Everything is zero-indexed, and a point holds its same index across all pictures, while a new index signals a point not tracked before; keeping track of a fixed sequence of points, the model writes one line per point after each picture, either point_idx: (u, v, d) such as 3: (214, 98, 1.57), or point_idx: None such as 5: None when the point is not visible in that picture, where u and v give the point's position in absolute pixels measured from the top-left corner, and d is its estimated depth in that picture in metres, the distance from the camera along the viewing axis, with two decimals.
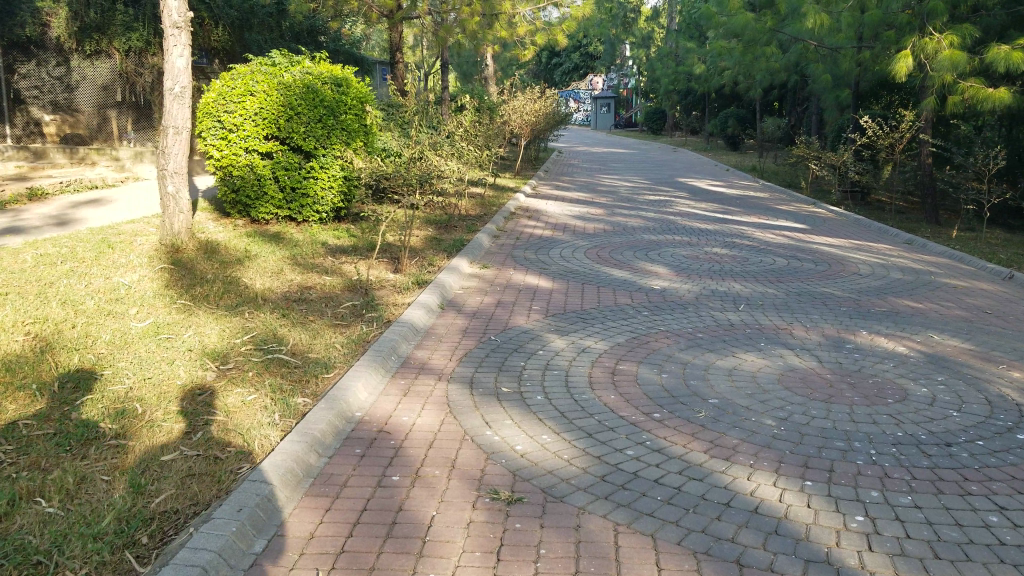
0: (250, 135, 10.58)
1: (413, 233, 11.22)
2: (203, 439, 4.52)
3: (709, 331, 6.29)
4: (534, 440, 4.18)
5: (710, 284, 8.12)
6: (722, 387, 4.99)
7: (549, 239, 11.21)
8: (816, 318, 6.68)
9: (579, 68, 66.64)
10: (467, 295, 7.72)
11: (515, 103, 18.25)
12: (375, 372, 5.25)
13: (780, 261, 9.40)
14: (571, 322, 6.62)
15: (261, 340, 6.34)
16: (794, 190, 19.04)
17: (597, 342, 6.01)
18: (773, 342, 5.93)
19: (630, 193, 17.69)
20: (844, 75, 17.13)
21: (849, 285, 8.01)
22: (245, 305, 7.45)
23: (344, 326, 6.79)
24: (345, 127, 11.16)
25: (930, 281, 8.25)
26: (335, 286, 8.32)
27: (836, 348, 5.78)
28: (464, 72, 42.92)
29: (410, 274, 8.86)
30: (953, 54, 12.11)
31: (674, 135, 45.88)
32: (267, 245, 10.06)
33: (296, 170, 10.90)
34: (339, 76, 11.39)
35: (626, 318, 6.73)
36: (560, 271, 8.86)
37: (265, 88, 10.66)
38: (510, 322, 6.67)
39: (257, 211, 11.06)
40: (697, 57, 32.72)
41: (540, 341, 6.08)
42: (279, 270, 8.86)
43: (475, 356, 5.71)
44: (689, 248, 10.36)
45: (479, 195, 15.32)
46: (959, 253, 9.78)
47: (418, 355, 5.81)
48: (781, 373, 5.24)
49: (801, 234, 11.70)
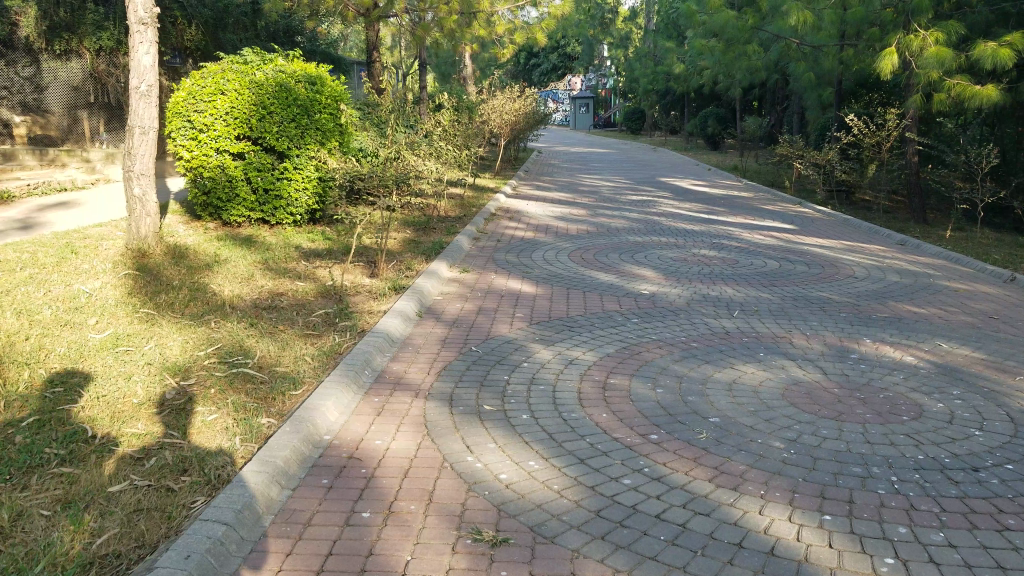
0: (221, 135, 10.12)
1: (390, 236, 10.79)
2: (158, 466, 4.05)
3: (704, 339, 5.94)
4: (519, 467, 3.80)
5: (700, 288, 7.77)
6: (721, 404, 4.62)
7: (531, 241, 10.83)
8: (816, 325, 6.35)
9: (558, 68, 66.30)
10: (446, 301, 7.32)
11: (494, 102, 17.84)
12: (346, 389, 4.83)
13: (772, 263, 9.08)
14: (558, 330, 6.25)
15: (225, 352, 5.90)
16: (779, 190, 18.78)
17: (585, 353, 5.63)
18: (774, 352, 5.59)
19: (613, 193, 17.33)
20: (829, 74, 16.90)
21: (846, 289, 7.70)
22: (210, 314, 6.98)
23: (315, 337, 6.37)
24: (320, 127, 10.71)
25: (929, 283, 7.96)
26: (308, 292, 7.89)
27: (842, 359, 5.45)
28: (442, 72, 42.39)
29: (386, 279, 8.44)
30: (939, 51, 11.75)
31: (653, 135, 45.71)
32: (239, 248, 9.59)
33: (270, 171, 10.43)
34: (313, 75, 10.96)
35: (615, 326, 6.36)
36: (543, 275, 8.47)
37: (236, 86, 10.23)
38: (492, 330, 6.28)
39: (229, 213, 10.57)
40: (677, 56, 32.43)
41: (524, 352, 5.68)
42: (249, 276, 8.40)
43: (454, 370, 5.30)
44: (676, 250, 10.01)
45: (458, 196, 14.92)
46: (955, 254, 9.51)
47: (393, 368, 5.40)
48: (784, 388, 4.89)
49: (791, 235, 11.41)
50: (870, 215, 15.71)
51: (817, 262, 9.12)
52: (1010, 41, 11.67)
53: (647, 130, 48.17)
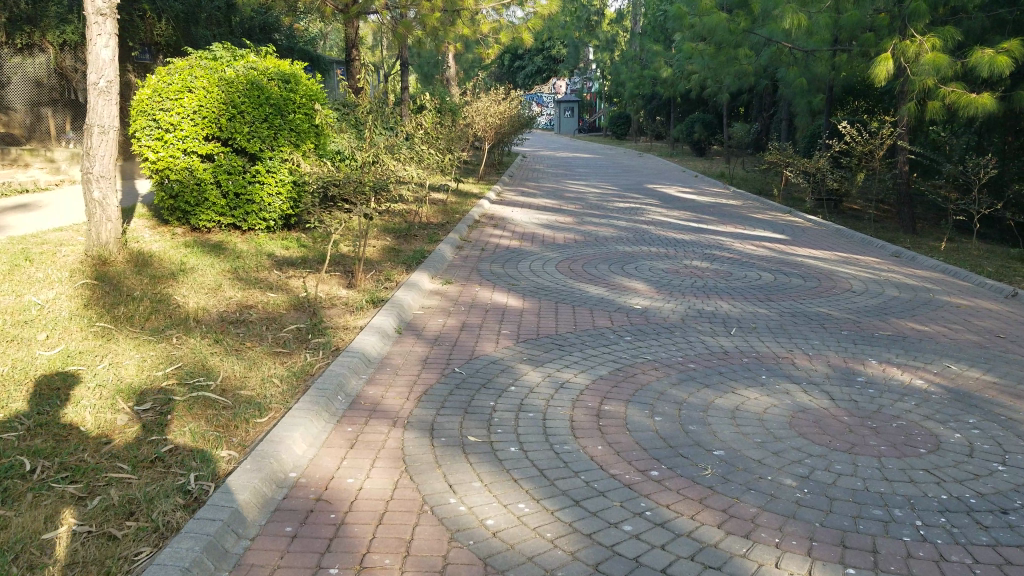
0: (188, 135, 9.66)
1: (369, 244, 10.36)
2: (100, 508, 3.59)
3: (702, 361, 5.58)
4: (508, 510, 3.40)
5: (694, 303, 7.44)
6: (725, 435, 4.24)
7: (517, 250, 10.46)
8: (817, 345, 6.02)
9: (542, 72, 66.10)
10: (427, 316, 6.90)
11: (478, 104, 17.47)
12: (316, 417, 4.40)
13: (766, 276, 8.78)
14: (546, 349, 5.86)
15: (184, 372, 5.45)
16: (765, 198, 18.61)
17: (577, 376, 5.24)
18: (777, 376, 5.24)
19: (598, 200, 17.03)
20: (816, 80, 16.75)
21: (844, 304, 7.40)
22: (172, 329, 6.51)
23: (284, 355, 5.94)
24: (294, 128, 10.22)
25: (929, 299, 7.68)
26: (279, 304, 7.44)
27: (848, 383, 5.10)
28: (426, 74, 42.09)
29: (364, 290, 8.02)
30: (935, 58, 11.61)
31: (637, 140, 45.64)
32: (208, 256, 9.10)
33: (240, 174, 9.94)
34: (287, 71, 10.48)
35: (607, 345, 5.99)
36: (530, 287, 8.09)
37: (205, 84, 9.77)
38: (477, 350, 5.87)
39: (198, 218, 10.07)
40: (663, 61, 32.28)
41: (511, 374, 5.28)
42: (216, 287, 7.91)
43: (435, 395, 4.89)
44: (666, 261, 9.68)
45: (441, 202, 14.53)
46: (952, 267, 9.27)
47: (369, 393, 4.97)
48: (792, 416, 4.52)
49: (782, 245, 11.13)
50: (856, 224, 15.56)
51: (811, 275, 8.84)
52: (1007, 47, 11.56)
53: (630, 134, 48.13)
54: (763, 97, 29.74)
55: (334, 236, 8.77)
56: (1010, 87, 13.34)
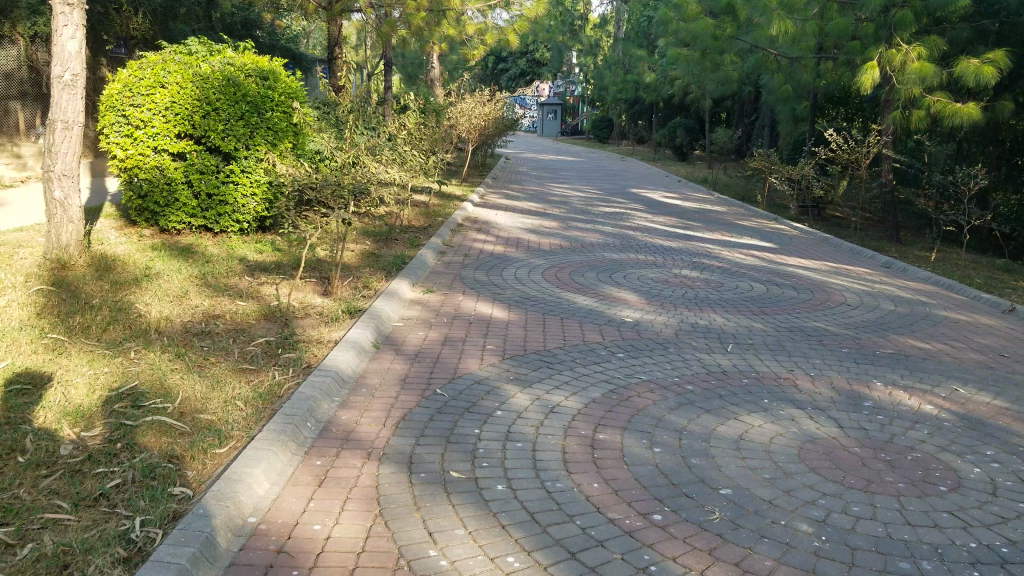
0: (159, 133, 9.18)
1: (346, 248, 9.92)
2: (29, 559, 3.17)
3: (698, 382, 5.24)
4: (495, 565, 3.03)
5: (686, 315, 7.11)
6: (731, 471, 3.89)
7: (501, 256, 10.09)
8: (819, 364, 5.70)
9: (525, 74, 65.76)
10: (407, 329, 6.50)
11: (462, 105, 17.08)
12: (283, 450, 4.00)
13: (759, 287, 8.49)
14: (534, 367, 5.49)
15: (140, 393, 5.00)
16: (750, 204, 18.41)
17: (567, 399, 4.87)
18: (781, 400, 4.89)
19: (583, 204, 16.71)
20: (804, 87, 16.56)
21: (842, 319, 7.11)
22: (131, 342, 6.06)
23: (251, 373, 5.51)
24: (271, 127, 9.75)
25: (927, 313, 7.41)
26: (248, 314, 6.99)
27: (856, 408, 4.76)
28: (409, 74, 41.68)
29: (340, 299, 7.60)
30: (922, 67, 11.41)
31: (620, 144, 45.45)
32: (175, 260, 8.61)
33: (213, 174, 9.46)
34: (265, 68, 10.02)
35: (598, 363, 5.63)
36: (515, 297, 7.73)
37: (178, 79, 9.29)
38: (460, 368, 5.48)
39: (167, 220, 9.55)
40: (647, 65, 32.06)
41: (497, 397, 4.90)
42: (182, 294, 7.45)
43: (414, 421, 4.49)
44: (656, 270, 9.36)
45: (423, 205, 14.11)
46: (945, 279, 9.04)
47: (341, 418, 4.56)
48: (800, 448, 4.19)
49: (773, 254, 10.86)
50: (844, 231, 15.36)
51: (805, 286, 8.55)
52: (992, 57, 11.34)
53: (613, 138, 47.95)
54: (746, 103, 29.61)
55: (308, 241, 8.34)
56: (994, 96, 13.19)
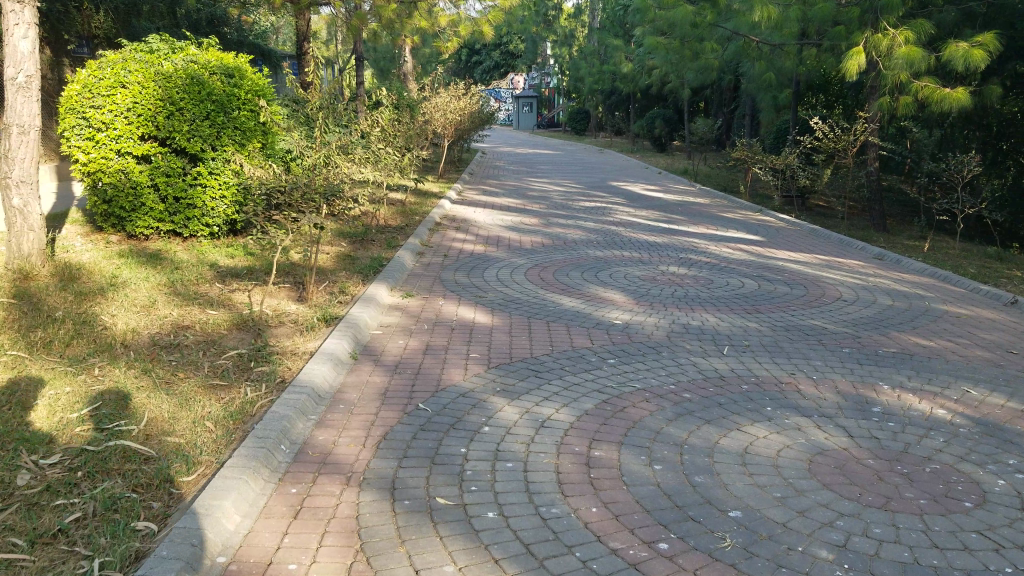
0: (122, 134, 8.75)
1: (321, 250, 9.56)
2: None
3: (696, 389, 4.96)
4: None
5: (677, 316, 6.83)
6: (739, 489, 3.60)
7: (482, 256, 9.78)
8: (821, 366, 5.44)
9: (500, 67, 65.20)
10: (386, 337, 6.15)
11: (438, 100, 16.69)
12: (254, 478, 3.64)
13: (749, 283, 8.22)
14: (522, 377, 5.17)
15: (103, 415, 4.61)
16: (733, 195, 18.20)
17: (558, 412, 4.56)
18: (785, 408, 4.62)
19: (564, 199, 16.40)
20: (786, 75, 16.33)
21: (839, 316, 6.85)
22: (95, 357, 5.65)
23: (221, 390, 5.14)
24: (238, 126, 9.38)
25: (926, 308, 7.20)
26: (219, 323, 6.60)
27: (864, 416, 4.51)
28: (383, 69, 41.12)
29: (314, 306, 7.23)
30: (910, 51, 11.22)
31: (597, 136, 45.18)
32: (143, 268, 8.17)
33: (180, 176, 9.06)
34: (230, 65, 9.58)
35: (590, 370, 5.32)
36: (498, 299, 7.41)
37: (140, 78, 8.87)
38: (442, 379, 5.15)
39: (134, 225, 9.08)
40: (624, 55, 31.80)
41: (482, 411, 4.57)
42: (149, 303, 7.04)
43: (395, 440, 4.16)
44: (642, 267, 9.07)
45: (399, 203, 13.74)
46: (941, 271, 8.83)
47: (317, 439, 4.22)
48: (810, 462, 3.91)
49: (762, 248, 10.61)
50: (828, 222, 15.18)
51: (797, 281, 8.30)
52: (982, 40, 11.15)
53: (590, 131, 47.68)
54: (724, 92, 29.41)
55: (278, 247, 7.96)
56: (981, 81, 13.06)
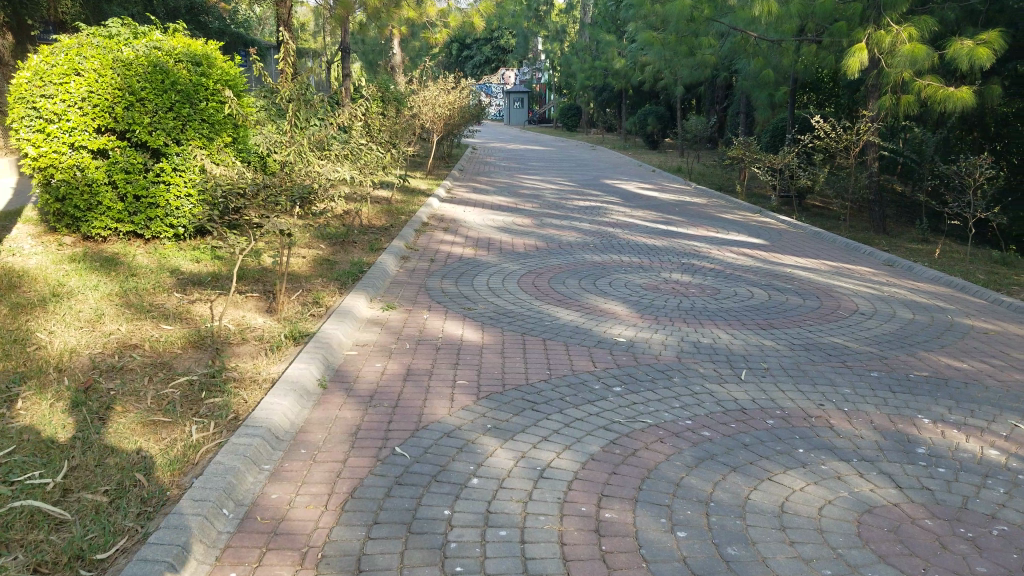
0: (75, 127, 8.00)
1: (297, 254, 8.87)
2: None
3: (715, 425, 4.34)
4: None
5: (686, 332, 6.21)
6: (781, 566, 2.97)
7: (471, 260, 9.12)
8: (850, 395, 4.83)
9: (489, 61, 64.21)
10: (361, 360, 5.49)
11: (425, 93, 15.96)
12: (183, 559, 2.99)
13: (758, 293, 7.61)
14: (517, 411, 4.53)
15: (16, 462, 3.89)
16: (728, 193, 17.67)
17: (560, 458, 3.93)
18: (819, 450, 4.01)
19: (555, 198, 15.78)
20: (783, 71, 15.69)
21: (861, 332, 6.25)
22: (22, 384, 4.92)
23: (163, 429, 4.48)
24: (206, 118, 8.60)
25: (952, 323, 6.61)
26: (172, 341, 5.91)
27: (909, 460, 3.90)
28: (371, 62, 40.28)
29: (283, 319, 6.56)
30: (914, 49, 10.65)
31: (588, 132, 44.51)
32: (94, 274, 7.40)
33: (142, 173, 8.25)
34: (198, 52, 8.81)
35: (592, 402, 4.69)
36: (489, 312, 6.75)
37: (96, 66, 8.13)
38: (424, 415, 4.48)
39: (90, 226, 8.30)
40: (616, 50, 31.15)
41: (471, 457, 3.93)
42: (95, 317, 6.32)
43: (366, 500, 3.51)
44: (642, 274, 8.44)
45: (384, 201, 13.03)
46: (959, 279, 8.27)
47: (269, 498, 3.59)
48: (859, 524, 3.30)
49: (766, 253, 10.01)
50: (827, 222, 14.64)
51: (809, 291, 7.71)
52: (987, 39, 10.59)
53: (581, 127, 46.99)
54: (718, 88, 28.79)
55: (238, 255, 7.29)
56: (983, 79, 12.50)
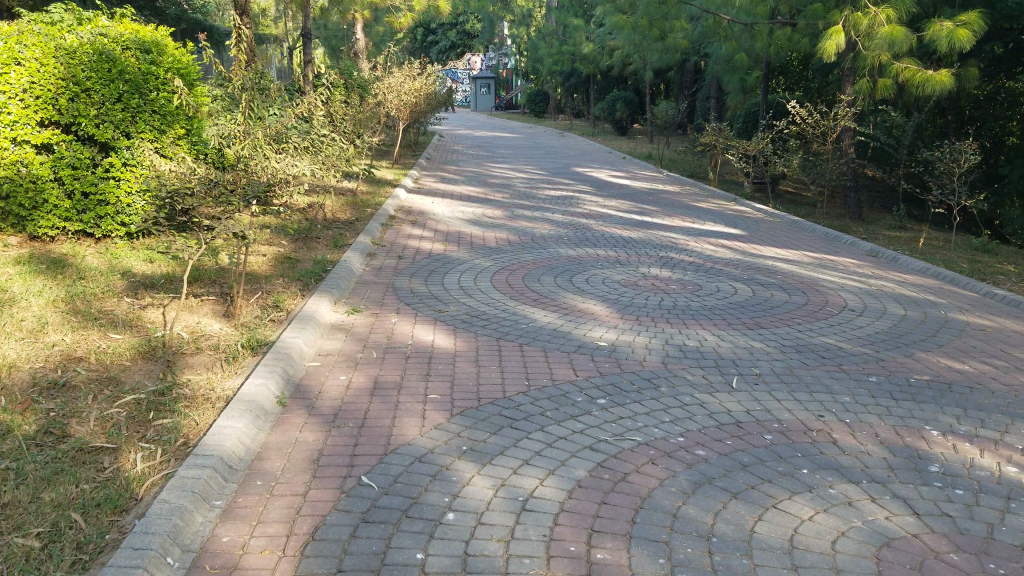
0: (17, 120, 7.29)
1: (257, 252, 8.36)
2: None
3: (711, 443, 4.00)
4: None
5: (670, 334, 5.86)
6: None
7: (441, 256, 8.70)
8: (851, 405, 4.54)
9: (455, 47, 63.17)
10: (324, 372, 5.06)
11: (391, 81, 15.44)
12: None
13: (742, 289, 7.30)
14: (495, 430, 4.15)
15: None
16: (701, 181, 17.41)
17: (543, 486, 3.55)
18: (824, 471, 3.71)
19: (526, 187, 15.37)
20: (755, 55, 15.43)
21: (852, 331, 5.97)
22: None
23: (106, 456, 4.00)
24: (157, 110, 7.99)
25: (945, 319, 6.37)
26: (120, 352, 5.38)
27: (924, 481, 3.62)
28: (333, 48, 39.32)
29: (241, 326, 6.07)
30: (892, 31, 10.38)
31: (556, 118, 44.05)
32: (39, 279, 6.75)
33: (89, 169, 7.67)
34: (148, 39, 8.19)
35: (575, 417, 4.32)
36: (461, 315, 6.35)
37: (38, 55, 7.41)
38: (393, 436, 4.08)
39: (36, 225, 7.56)
40: (584, 35, 30.69)
41: (445, 486, 3.54)
42: (38, 327, 5.72)
43: (328, 543, 3.12)
44: (619, 270, 8.09)
45: (349, 193, 12.50)
46: (946, 271, 8.05)
47: (219, 542, 3.18)
48: (879, 561, 2.98)
49: (746, 244, 9.73)
50: (802, 209, 14.44)
51: (794, 286, 7.43)
52: (966, 20, 10.37)
53: (549, 112, 46.47)
54: (686, 73, 28.43)
55: (188, 260, 6.64)
56: (960, 62, 12.31)
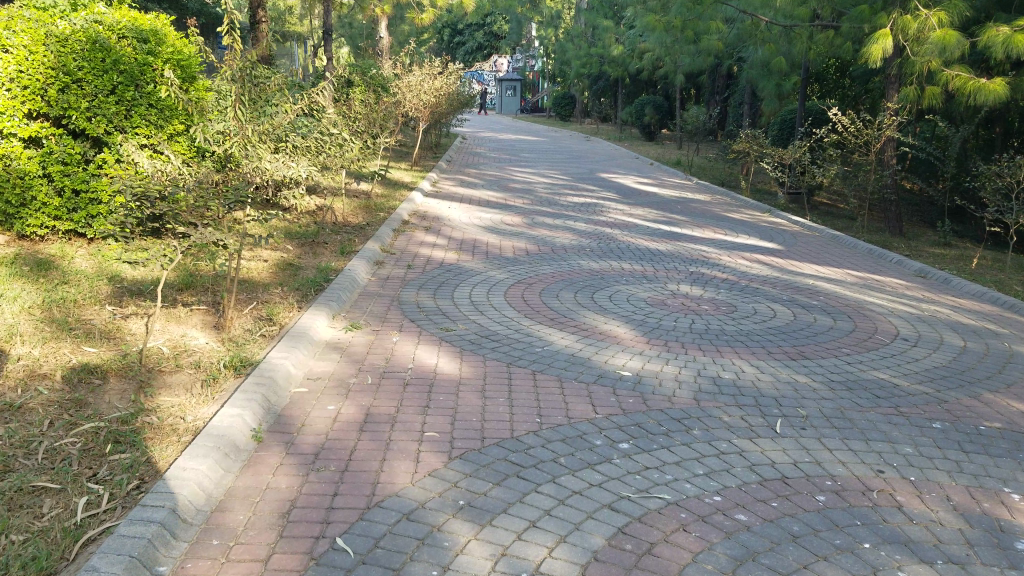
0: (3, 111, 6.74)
1: (258, 258, 7.85)
2: None
3: (754, 506, 3.37)
4: None
5: (702, 364, 5.24)
6: None
7: (454, 267, 8.16)
8: (915, 457, 3.92)
9: (483, 48, 62.61)
10: (311, 401, 4.49)
11: (411, 80, 14.97)
12: None
13: (782, 311, 6.65)
14: (499, 480, 3.56)
15: None
16: (732, 190, 16.71)
17: (553, 558, 2.96)
18: (890, 547, 3.08)
19: (549, 193, 14.77)
20: (794, 58, 14.68)
21: (908, 366, 5.31)
22: None
23: (47, 498, 3.39)
24: (154, 103, 7.42)
25: (1012, 352, 5.69)
26: (92, 368, 4.76)
27: (1012, 564, 3.00)
28: (359, 46, 38.95)
29: (228, 340, 5.50)
30: (945, 35, 9.58)
31: (583, 122, 43.32)
32: (19, 282, 6.16)
33: (81, 165, 7.08)
34: (145, 27, 7.60)
35: (592, 466, 3.72)
36: (471, 335, 5.79)
37: (27, 41, 6.80)
38: (379, 485, 3.51)
39: (23, 223, 7.00)
40: (612, 37, 29.92)
41: (436, 555, 2.96)
42: (7, 336, 5.10)
43: None
44: (645, 286, 7.47)
45: (363, 196, 11.99)
46: (1006, 297, 7.34)
47: None
48: None
49: (783, 260, 9.06)
50: (839, 222, 13.70)
51: (838, 309, 6.77)
52: None
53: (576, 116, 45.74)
54: (718, 77, 27.56)
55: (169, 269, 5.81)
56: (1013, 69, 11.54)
